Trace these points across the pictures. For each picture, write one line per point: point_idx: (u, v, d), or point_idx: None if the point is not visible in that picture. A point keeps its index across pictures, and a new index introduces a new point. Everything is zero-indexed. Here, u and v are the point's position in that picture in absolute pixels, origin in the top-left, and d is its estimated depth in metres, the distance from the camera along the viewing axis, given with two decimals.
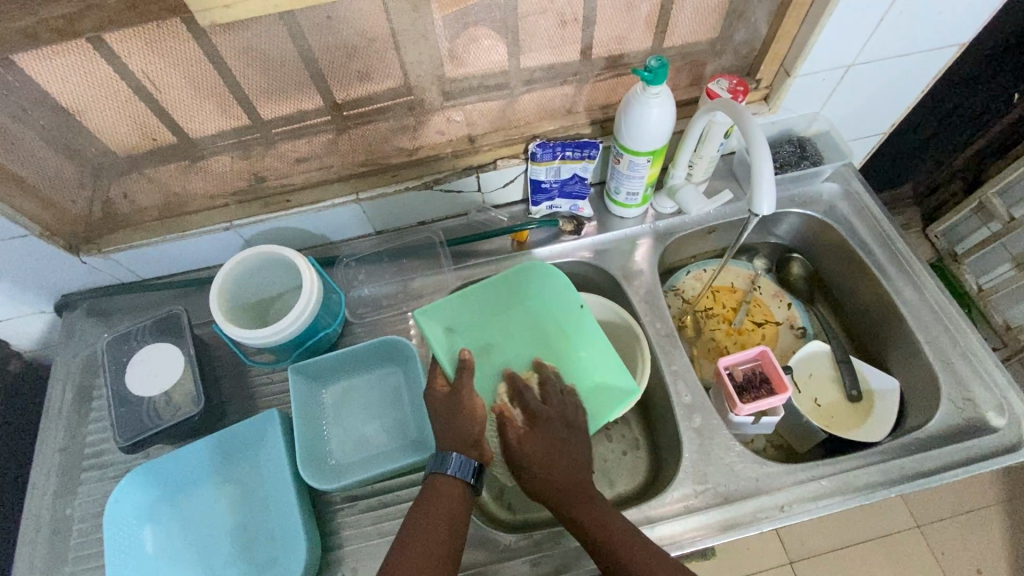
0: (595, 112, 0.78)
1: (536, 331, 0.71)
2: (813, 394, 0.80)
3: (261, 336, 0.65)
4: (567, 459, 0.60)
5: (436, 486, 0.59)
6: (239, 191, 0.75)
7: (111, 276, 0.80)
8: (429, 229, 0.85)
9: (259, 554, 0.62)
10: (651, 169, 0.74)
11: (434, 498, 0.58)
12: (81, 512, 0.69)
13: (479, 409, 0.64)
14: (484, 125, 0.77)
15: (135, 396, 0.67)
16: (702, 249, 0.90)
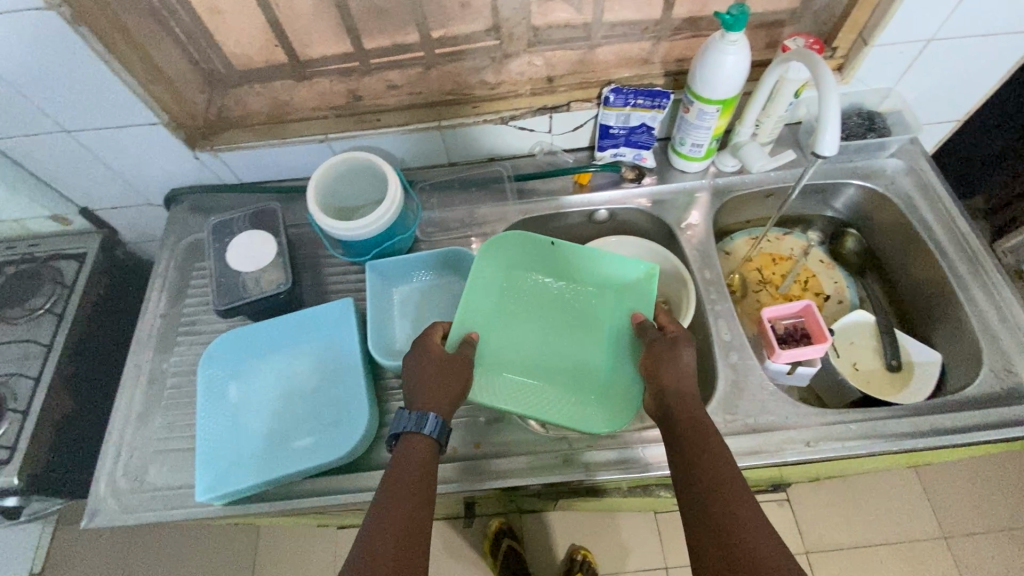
0: (670, 65, 0.81)
1: (518, 303, 0.78)
2: (853, 359, 0.83)
3: (346, 228, 0.72)
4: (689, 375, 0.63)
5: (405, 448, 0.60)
6: (338, 106, 0.82)
7: (217, 175, 0.89)
8: (498, 164, 0.91)
9: (326, 417, 0.69)
10: (719, 120, 0.78)
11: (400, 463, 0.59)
12: (175, 367, 0.78)
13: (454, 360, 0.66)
14: (563, 68, 0.82)
15: (233, 270, 0.76)
16: (756, 215, 0.93)
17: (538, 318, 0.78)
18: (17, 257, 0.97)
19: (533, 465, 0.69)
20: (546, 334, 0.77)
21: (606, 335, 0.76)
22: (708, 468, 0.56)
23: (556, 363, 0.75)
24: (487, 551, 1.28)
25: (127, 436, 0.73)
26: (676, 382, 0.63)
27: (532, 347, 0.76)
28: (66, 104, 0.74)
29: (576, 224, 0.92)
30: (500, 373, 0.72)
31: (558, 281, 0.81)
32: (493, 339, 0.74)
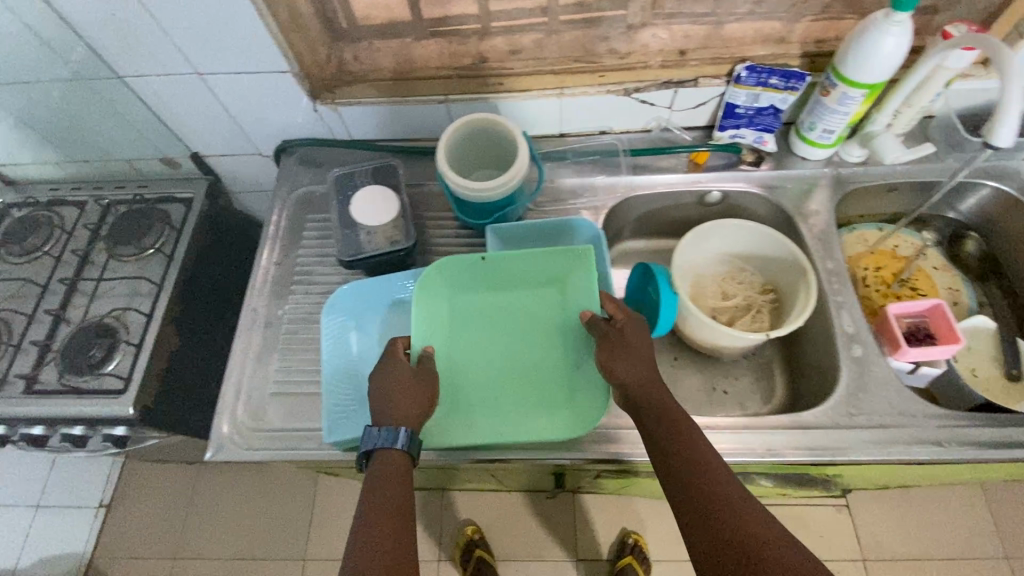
0: (809, 45, 0.78)
1: (477, 320, 0.73)
2: (971, 364, 0.81)
3: (479, 190, 0.72)
4: (647, 359, 0.64)
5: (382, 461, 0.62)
6: (462, 67, 0.81)
7: (331, 130, 0.90)
8: (610, 138, 0.90)
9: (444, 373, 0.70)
10: (860, 106, 0.75)
11: (381, 475, 0.61)
12: (290, 314, 0.79)
13: (417, 386, 0.65)
14: (695, 41, 0.80)
15: (356, 222, 0.77)
16: (872, 210, 0.90)
17: (493, 326, 0.73)
18: (126, 197, 1.00)
19: (638, 440, 0.72)
20: (504, 346, 0.72)
21: (559, 342, 0.71)
22: (688, 457, 0.58)
23: (527, 376, 0.71)
24: (457, 556, 1.35)
25: (246, 376, 0.75)
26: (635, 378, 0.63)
27: (502, 364, 0.72)
28: (204, 47, 0.75)
29: (684, 205, 0.91)
30: (465, 390, 0.70)
31: (507, 285, 0.74)
32: (461, 361, 0.71)
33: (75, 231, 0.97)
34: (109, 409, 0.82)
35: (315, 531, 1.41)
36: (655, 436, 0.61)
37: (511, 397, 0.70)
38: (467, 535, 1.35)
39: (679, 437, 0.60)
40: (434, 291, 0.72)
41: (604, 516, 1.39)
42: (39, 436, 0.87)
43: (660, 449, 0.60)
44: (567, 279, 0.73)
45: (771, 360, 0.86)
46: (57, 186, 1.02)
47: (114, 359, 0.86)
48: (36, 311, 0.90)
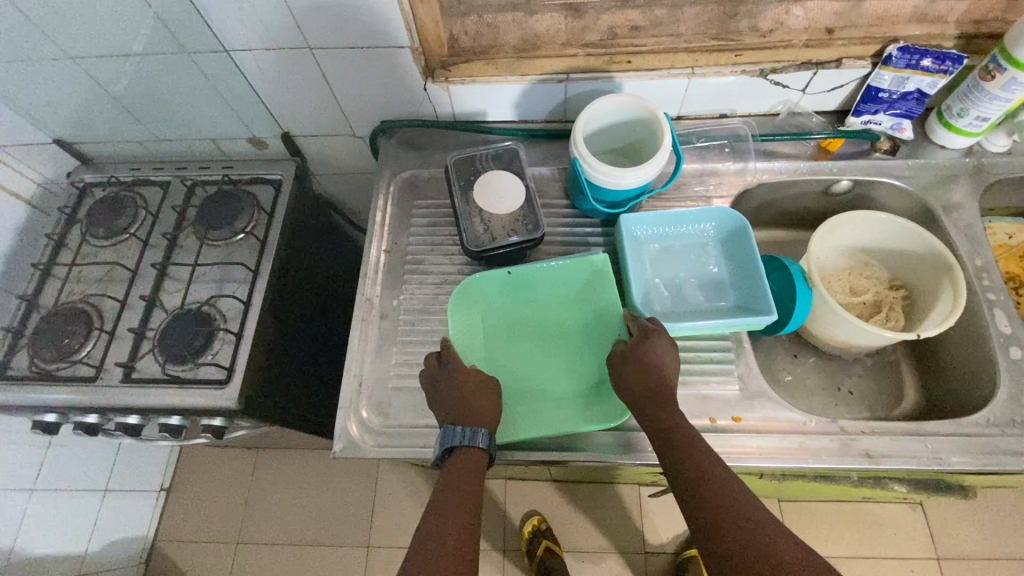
0: (967, 26, 0.73)
1: (506, 328, 0.70)
2: None
3: (622, 176, 0.67)
4: (653, 368, 0.61)
5: (459, 460, 0.60)
6: (590, 44, 0.76)
7: (436, 110, 0.85)
8: (733, 122, 0.85)
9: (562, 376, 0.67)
10: (1023, 93, 0.70)
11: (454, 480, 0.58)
12: (406, 304, 0.75)
13: (471, 396, 0.62)
14: (841, 19, 0.74)
15: (478, 209, 0.72)
16: (1004, 203, 0.86)
17: (520, 333, 0.70)
18: (213, 178, 0.96)
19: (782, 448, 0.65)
20: (533, 354, 0.68)
21: (588, 350, 0.68)
22: (704, 474, 0.55)
23: (554, 382, 0.67)
24: (526, 549, 1.32)
25: (366, 369, 0.71)
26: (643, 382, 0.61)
27: (531, 371, 0.68)
28: (323, 18, 0.70)
29: (807, 195, 0.86)
30: (511, 400, 0.66)
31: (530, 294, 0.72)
32: (502, 369, 0.68)
33: (162, 213, 0.93)
34: (211, 401, 0.79)
35: (380, 520, 1.39)
36: (664, 451, 0.58)
37: (541, 398, 0.66)
38: (533, 526, 1.33)
39: (686, 454, 0.57)
40: (471, 298, 0.70)
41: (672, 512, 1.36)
42: (133, 425, 0.83)
43: (672, 464, 0.57)
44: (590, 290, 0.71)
45: (898, 359, 0.82)
46: (138, 166, 0.98)
47: (214, 347, 0.83)
48: (128, 296, 0.86)
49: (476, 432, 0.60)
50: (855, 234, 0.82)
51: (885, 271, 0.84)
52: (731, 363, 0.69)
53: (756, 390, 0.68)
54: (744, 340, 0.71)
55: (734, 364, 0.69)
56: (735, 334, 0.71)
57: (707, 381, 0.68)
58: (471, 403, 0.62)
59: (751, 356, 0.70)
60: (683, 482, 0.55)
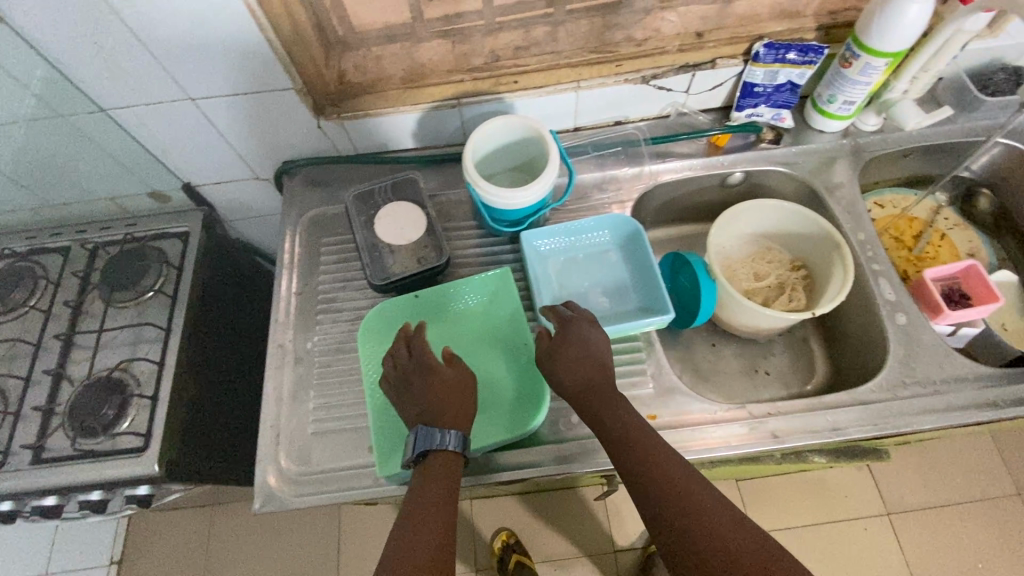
0: (823, 18, 0.77)
1: None
2: (1002, 319, 0.82)
3: (511, 197, 0.68)
4: (590, 360, 0.63)
5: (434, 464, 0.58)
6: (475, 68, 0.77)
7: (336, 145, 0.85)
8: (628, 128, 0.88)
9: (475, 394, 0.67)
10: (880, 76, 0.75)
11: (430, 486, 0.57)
12: (319, 346, 0.74)
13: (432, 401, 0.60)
14: (710, 22, 0.78)
15: (381, 242, 0.72)
16: (887, 176, 0.91)
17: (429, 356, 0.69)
18: (116, 238, 0.93)
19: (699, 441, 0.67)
20: None
21: (497, 363, 0.68)
22: (652, 470, 0.57)
23: None
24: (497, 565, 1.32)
25: (283, 418, 0.70)
26: (582, 362, 0.62)
27: None
28: (199, 69, 0.69)
29: (706, 190, 0.90)
30: None
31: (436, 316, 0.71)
32: None
33: (63, 280, 0.89)
34: (130, 471, 0.76)
35: (347, 560, 1.36)
36: (614, 449, 0.59)
37: None
38: (502, 541, 1.33)
39: (632, 450, 0.58)
40: (378, 329, 0.70)
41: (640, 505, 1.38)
42: (50, 507, 0.79)
43: (621, 459, 0.59)
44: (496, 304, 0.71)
45: (808, 335, 0.86)
46: (33, 233, 0.94)
47: (129, 415, 0.79)
48: (31, 372, 0.82)
49: (448, 434, 0.58)
50: (751, 223, 0.87)
51: (785, 256, 0.88)
52: (642, 363, 0.71)
53: (668, 386, 0.70)
54: (654, 341, 0.73)
55: (645, 363, 0.72)
56: (645, 336, 0.73)
57: (621, 384, 0.70)
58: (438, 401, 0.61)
59: (661, 354, 0.72)
60: (633, 478, 0.57)
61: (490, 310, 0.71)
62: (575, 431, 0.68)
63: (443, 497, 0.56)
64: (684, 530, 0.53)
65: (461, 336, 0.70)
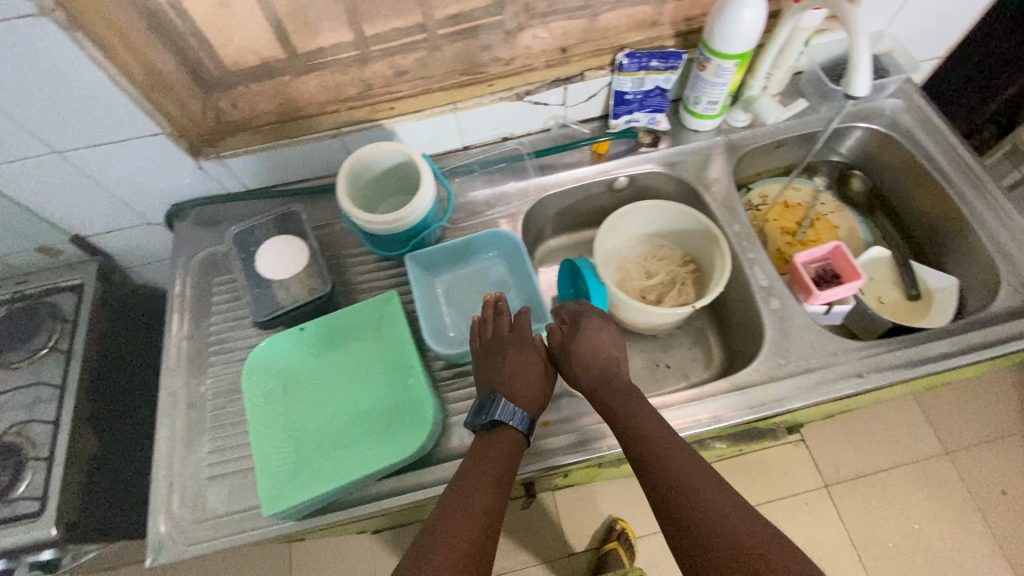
0: (679, 25, 0.81)
1: (304, 388, 0.68)
2: (877, 293, 0.87)
3: (387, 223, 0.70)
4: (603, 360, 0.68)
5: (497, 439, 0.63)
6: (349, 98, 0.79)
7: (222, 184, 0.84)
8: (515, 142, 0.90)
9: (366, 422, 0.66)
10: (734, 76, 0.79)
11: (491, 458, 0.61)
12: (213, 389, 0.75)
13: (500, 379, 0.66)
14: (574, 37, 0.81)
15: (267, 278, 0.72)
16: (765, 167, 0.95)
17: (319, 390, 0.68)
18: (6, 297, 0.91)
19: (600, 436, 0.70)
20: (333, 407, 0.67)
21: (387, 388, 0.67)
22: (659, 462, 0.59)
23: (358, 428, 0.65)
24: None
25: (176, 466, 0.70)
26: (599, 356, 0.69)
27: (332, 424, 0.66)
28: (59, 124, 0.69)
29: (596, 196, 0.93)
30: (314, 460, 0.64)
31: (326, 347, 0.70)
32: (302, 431, 0.66)
33: None
34: (28, 537, 0.74)
35: None
36: (630, 445, 0.62)
37: (347, 446, 0.64)
38: None
39: (641, 445, 0.61)
40: (264, 367, 0.68)
41: (590, 508, 1.39)
42: None
43: (634, 454, 0.62)
44: (384, 328, 0.71)
45: (704, 326, 0.90)
46: None
47: (24, 479, 0.77)
48: None
49: (516, 414, 0.63)
50: (640, 224, 0.91)
51: (676, 252, 0.92)
52: None
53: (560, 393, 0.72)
54: None
55: None
56: None
57: None
58: (514, 379, 0.67)
59: None
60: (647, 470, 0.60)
61: (378, 336, 0.70)
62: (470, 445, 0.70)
63: (498, 475, 0.60)
64: (689, 519, 0.54)
65: (352, 370, 0.69)
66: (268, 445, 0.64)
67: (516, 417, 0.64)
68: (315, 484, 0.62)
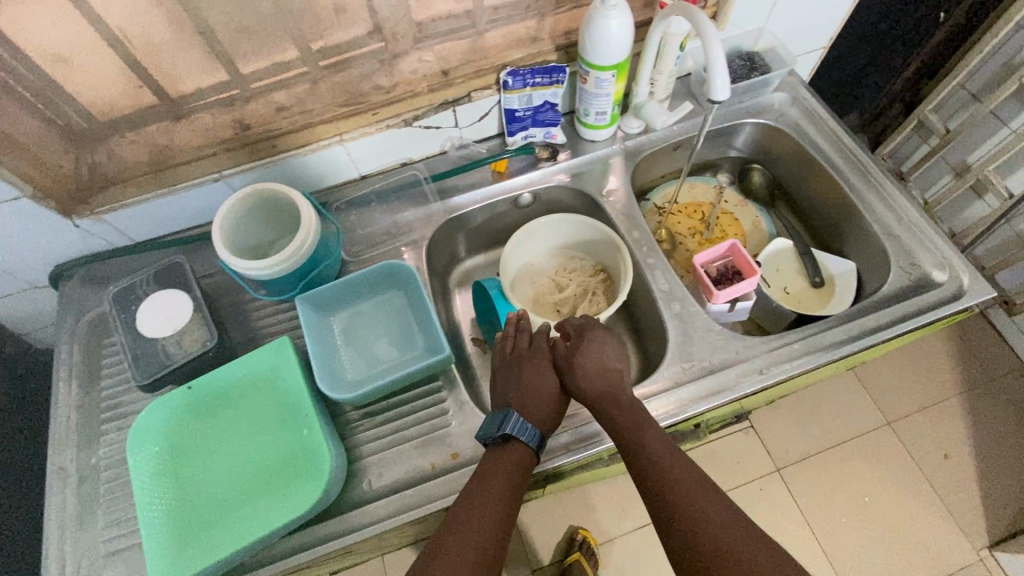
0: (559, 38, 0.82)
1: (197, 449, 0.65)
2: (783, 284, 0.89)
3: (265, 268, 0.68)
4: (609, 371, 0.69)
5: (507, 451, 0.64)
6: (227, 140, 0.76)
7: (105, 241, 0.80)
8: (414, 167, 0.89)
9: (264, 477, 0.63)
10: (616, 86, 0.79)
11: (502, 462, 0.63)
12: (106, 460, 0.71)
13: (513, 394, 0.70)
14: (456, 59, 0.80)
15: (148, 337, 0.70)
16: (667, 169, 0.96)
17: (214, 449, 0.65)
18: None
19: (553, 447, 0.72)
20: (229, 466, 0.64)
21: (284, 439, 0.65)
22: (653, 469, 0.62)
23: (256, 485, 0.63)
24: None
25: (66, 548, 0.65)
26: (600, 367, 0.70)
27: (228, 484, 0.63)
28: None
29: (502, 214, 0.93)
30: (210, 525, 0.61)
31: (218, 404, 0.68)
32: (197, 495, 0.63)
33: None
34: None
35: None
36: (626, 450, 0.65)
37: (244, 505, 0.62)
38: None
39: (637, 451, 0.63)
40: (152, 433, 0.65)
41: (542, 528, 1.28)
42: None
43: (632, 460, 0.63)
44: (277, 377, 0.68)
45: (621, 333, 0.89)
46: None
47: None
48: None
49: (527, 427, 0.64)
50: (548, 238, 0.91)
51: (587, 264, 0.92)
52: (444, 400, 0.72)
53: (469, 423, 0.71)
54: (454, 377, 0.74)
55: (446, 400, 0.72)
56: (444, 375, 0.74)
57: (422, 430, 0.70)
58: (529, 394, 0.69)
59: (461, 388, 0.73)
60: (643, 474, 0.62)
61: (272, 385, 0.68)
62: (379, 489, 0.67)
63: (507, 478, 0.62)
64: (682, 525, 0.57)
65: (246, 424, 0.67)
66: (160, 516, 0.61)
67: (527, 433, 0.64)
68: (211, 551, 0.59)
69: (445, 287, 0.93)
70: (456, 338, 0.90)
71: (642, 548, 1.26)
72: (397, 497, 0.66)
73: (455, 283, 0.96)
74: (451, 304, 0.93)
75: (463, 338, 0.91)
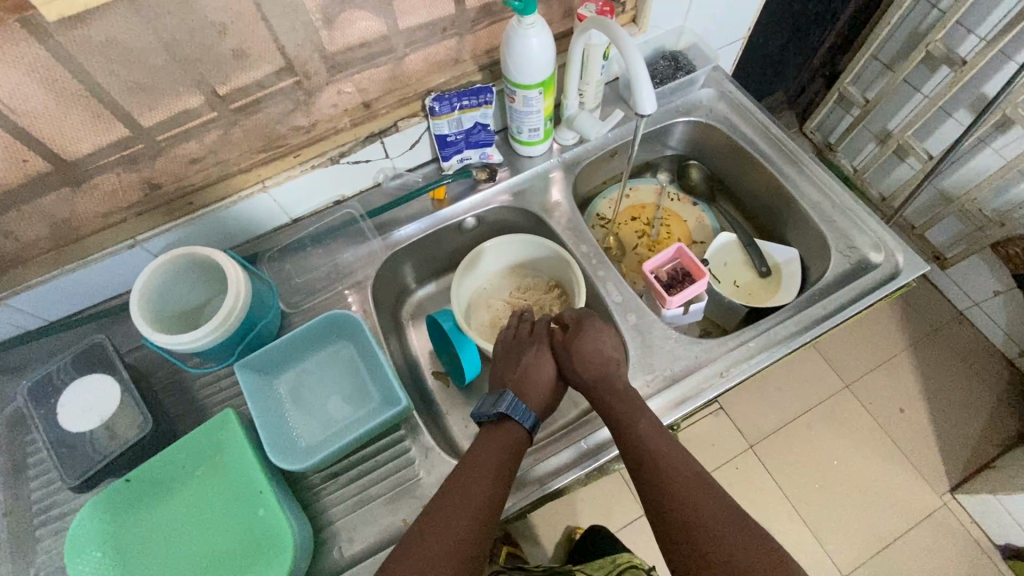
0: (480, 58, 0.80)
1: (144, 549, 0.60)
2: (732, 277, 0.89)
3: (192, 340, 0.63)
4: (604, 355, 0.69)
5: (500, 429, 0.63)
6: (137, 203, 0.69)
7: (13, 325, 0.72)
8: (349, 205, 0.85)
9: (222, 566, 0.59)
10: (545, 102, 0.78)
11: (494, 445, 0.62)
12: (45, 568, 0.65)
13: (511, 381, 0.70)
14: (377, 90, 0.75)
15: (73, 434, 0.64)
16: (608, 175, 0.96)
17: (162, 545, 0.60)
18: None
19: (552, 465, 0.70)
20: (182, 561, 0.60)
21: (240, 521, 0.61)
22: (644, 457, 0.60)
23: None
24: None
25: None
26: (595, 349, 0.70)
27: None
28: None
29: (447, 241, 0.90)
30: None
31: (163, 494, 0.63)
32: None
33: None
34: None
35: None
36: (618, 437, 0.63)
37: None
38: None
39: (628, 439, 0.62)
40: (89, 541, 0.59)
41: (530, 541, 1.27)
42: None
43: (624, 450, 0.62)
44: (225, 455, 0.64)
45: None
46: None
47: None
48: None
49: (524, 412, 0.64)
50: (496, 261, 0.89)
51: (540, 281, 0.90)
52: (408, 451, 0.69)
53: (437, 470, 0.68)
54: (416, 424, 0.71)
55: (411, 450, 0.69)
56: (406, 423, 0.71)
57: (387, 486, 0.67)
58: (529, 379, 0.70)
59: (425, 435, 0.70)
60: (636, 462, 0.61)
61: (221, 464, 0.63)
62: (348, 556, 0.64)
63: (496, 461, 0.60)
64: (675, 516, 0.56)
65: (196, 511, 0.62)
66: None
67: (521, 413, 0.64)
68: None
69: (397, 322, 0.90)
70: (415, 374, 0.87)
71: (631, 543, 1.26)
72: (371, 562, 0.63)
73: (406, 316, 0.93)
74: (405, 339, 0.90)
75: (422, 373, 0.88)
